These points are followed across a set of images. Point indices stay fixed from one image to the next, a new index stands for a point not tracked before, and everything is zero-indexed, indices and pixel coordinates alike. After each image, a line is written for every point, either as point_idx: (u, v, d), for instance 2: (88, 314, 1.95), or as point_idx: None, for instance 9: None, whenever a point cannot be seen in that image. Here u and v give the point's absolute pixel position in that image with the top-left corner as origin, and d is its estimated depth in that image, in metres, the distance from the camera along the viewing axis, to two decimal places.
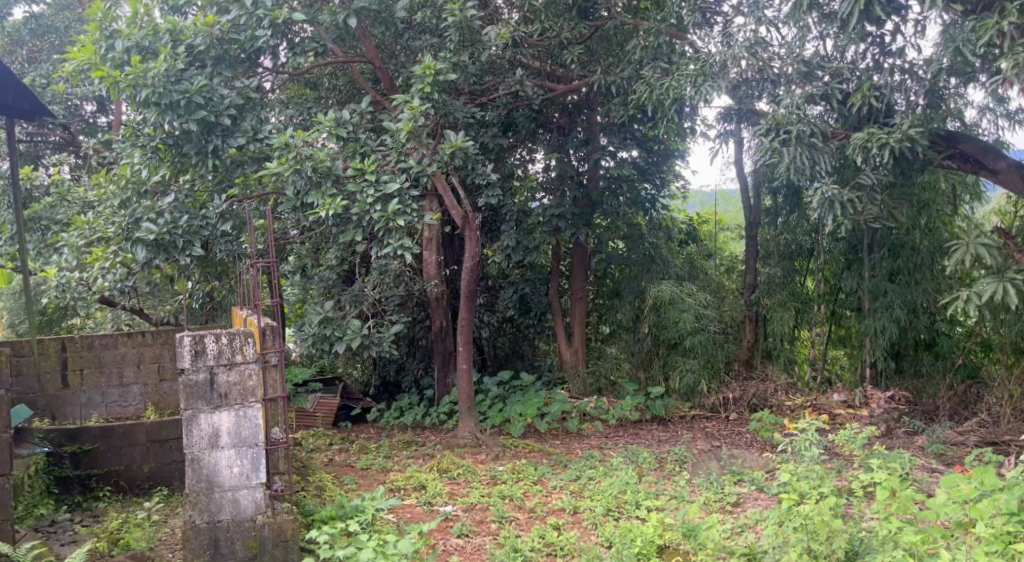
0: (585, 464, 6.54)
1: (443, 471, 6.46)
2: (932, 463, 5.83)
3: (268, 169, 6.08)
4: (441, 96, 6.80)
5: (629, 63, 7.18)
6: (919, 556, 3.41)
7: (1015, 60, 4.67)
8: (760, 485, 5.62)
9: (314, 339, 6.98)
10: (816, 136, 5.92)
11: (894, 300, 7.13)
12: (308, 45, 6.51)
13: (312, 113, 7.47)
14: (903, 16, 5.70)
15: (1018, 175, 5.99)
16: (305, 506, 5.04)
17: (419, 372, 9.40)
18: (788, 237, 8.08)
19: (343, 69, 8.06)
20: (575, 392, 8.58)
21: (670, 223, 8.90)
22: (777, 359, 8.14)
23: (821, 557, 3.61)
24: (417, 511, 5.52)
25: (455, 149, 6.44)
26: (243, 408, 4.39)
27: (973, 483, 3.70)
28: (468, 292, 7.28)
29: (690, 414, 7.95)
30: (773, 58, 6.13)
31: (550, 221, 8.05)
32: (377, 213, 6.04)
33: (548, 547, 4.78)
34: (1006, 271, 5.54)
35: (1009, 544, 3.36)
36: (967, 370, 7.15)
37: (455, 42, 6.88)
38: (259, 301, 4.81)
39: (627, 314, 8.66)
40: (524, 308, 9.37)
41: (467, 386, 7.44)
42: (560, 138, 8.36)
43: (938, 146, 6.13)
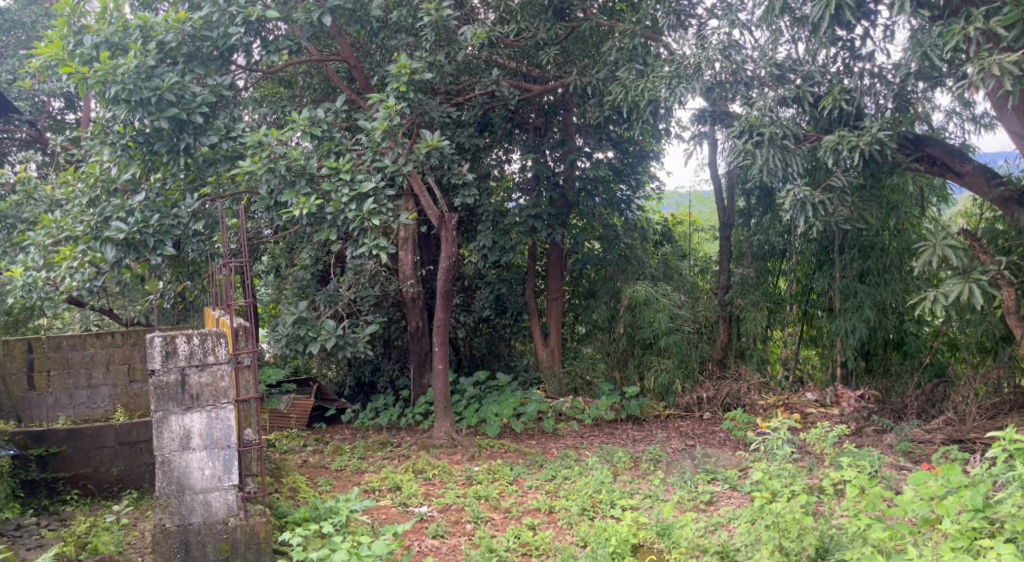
0: (561, 463, 6.55)
1: (418, 471, 6.46)
2: (901, 460, 5.93)
3: (241, 168, 6.02)
4: (417, 96, 6.80)
5: (604, 64, 7.20)
6: (887, 553, 3.48)
7: (981, 65, 4.76)
8: (733, 484, 5.68)
9: (288, 339, 6.91)
10: (789, 138, 6.00)
11: (864, 301, 7.23)
12: (282, 44, 6.44)
13: (286, 111, 7.37)
14: (873, 21, 5.77)
15: (982, 177, 6.14)
16: (279, 508, 5.02)
17: (394, 373, 9.35)
18: (760, 238, 8.18)
19: (318, 67, 8.03)
20: (551, 392, 8.61)
21: (645, 223, 8.92)
22: (751, 359, 8.22)
23: (792, 555, 3.70)
24: (392, 512, 5.53)
25: (431, 149, 6.43)
26: (216, 409, 4.35)
27: (940, 480, 3.77)
28: (444, 292, 7.26)
29: (665, 413, 8.02)
30: (746, 60, 6.22)
31: (526, 221, 8.06)
32: (352, 212, 6.00)
33: (523, 547, 4.78)
34: (972, 272, 5.67)
35: (974, 540, 3.43)
36: (934, 369, 7.29)
37: (432, 42, 6.80)
38: (232, 301, 4.76)
39: (604, 314, 8.76)
40: (500, 308, 9.30)
41: (443, 386, 7.43)
42: (537, 138, 8.36)
43: (906, 148, 6.22)
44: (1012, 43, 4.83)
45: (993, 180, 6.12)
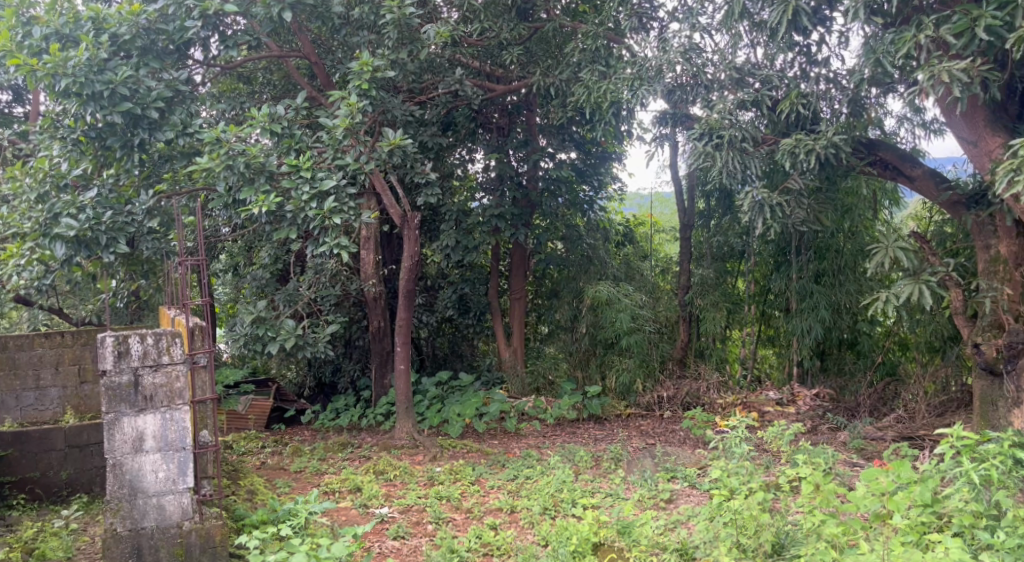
0: (523, 463, 6.56)
1: (379, 472, 6.41)
2: (854, 457, 6.07)
3: (198, 164, 5.89)
4: (379, 93, 6.73)
5: (567, 65, 7.23)
6: (840, 548, 3.58)
7: (932, 72, 4.87)
8: (692, 482, 5.76)
9: (246, 339, 6.82)
10: (748, 141, 6.08)
11: (820, 301, 7.38)
12: (241, 38, 6.38)
13: (245, 108, 7.27)
14: (828, 27, 5.87)
15: (932, 181, 6.27)
16: (236, 511, 4.94)
17: (355, 374, 9.27)
18: (720, 239, 8.28)
19: (278, 64, 7.93)
20: (513, 392, 8.61)
21: (607, 225, 8.96)
22: (709, 358, 8.31)
23: (749, 552, 3.79)
24: (352, 514, 5.48)
25: (393, 147, 6.37)
26: (170, 411, 4.26)
27: (891, 476, 3.89)
28: (406, 291, 7.20)
29: (626, 412, 8.09)
30: (706, 63, 6.28)
31: (489, 221, 8.04)
32: (313, 210, 5.92)
33: (485, 547, 4.78)
34: (922, 273, 5.82)
35: (923, 534, 3.52)
36: (886, 367, 7.48)
37: (394, 39, 6.74)
38: (187, 300, 4.65)
39: (566, 314, 8.82)
40: (463, 308, 9.27)
41: (404, 386, 7.38)
42: (500, 138, 8.35)
43: (860, 152, 6.34)
44: (961, 51, 4.96)
45: (942, 185, 6.24)
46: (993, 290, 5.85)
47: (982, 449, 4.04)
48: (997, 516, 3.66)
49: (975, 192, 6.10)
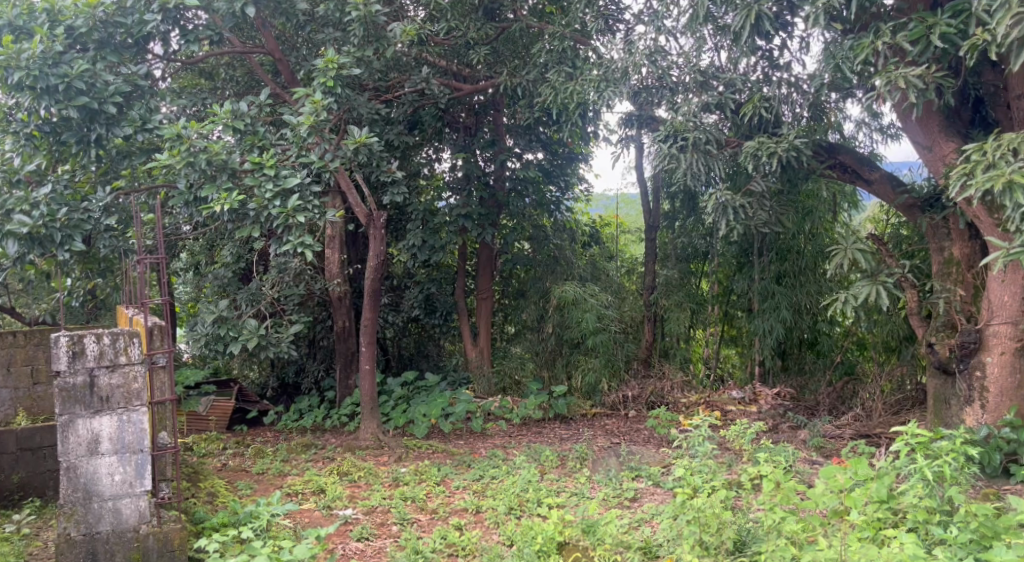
0: (488, 463, 6.55)
1: (342, 473, 6.35)
2: (814, 455, 6.17)
3: (159, 161, 5.80)
4: (345, 91, 6.61)
5: (534, 66, 7.25)
6: (799, 544, 3.65)
7: (888, 77, 4.98)
8: (656, 481, 5.80)
9: (207, 339, 6.71)
10: (712, 143, 6.15)
11: (781, 301, 7.51)
12: (202, 33, 6.27)
13: (206, 104, 7.15)
14: (790, 32, 5.97)
15: (888, 185, 6.42)
16: (195, 513, 4.85)
17: (319, 374, 9.17)
18: (684, 240, 8.36)
19: (241, 59, 7.81)
20: (480, 392, 8.59)
21: (574, 225, 8.99)
22: (673, 358, 8.39)
23: (711, 549, 3.84)
24: (315, 515, 5.41)
25: (359, 145, 6.26)
26: (127, 412, 4.17)
27: (849, 473, 3.96)
28: (372, 290, 7.15)
29: (592, 411, 8.13)
30: (672, 66, 6.32)
31: (456, 221, 8.02)
32: (276, 208, 5.84)
33: (449, 547, 4.77)
34: (879, 274, 5.93)
35: (879, 530, 3.61)
36: (845, 366, 7.64)
37: (360, 36, 6.68)
38: (146, 299, 4.54)
39: (533, 314, 8.85)
40: (429, 308, 9.23)
41: (370, 387, 7.31)
42: (467, 138, 8.33)
43: (820, 156, 6.46)
44: (917, 58, 5.08)
45: (899, 189, 6.40)
46: (946, 291, 5.99)
47: (936, 446, 4.13)
48: (949, 512, 3.73)
49: (930, 195, 6.26)
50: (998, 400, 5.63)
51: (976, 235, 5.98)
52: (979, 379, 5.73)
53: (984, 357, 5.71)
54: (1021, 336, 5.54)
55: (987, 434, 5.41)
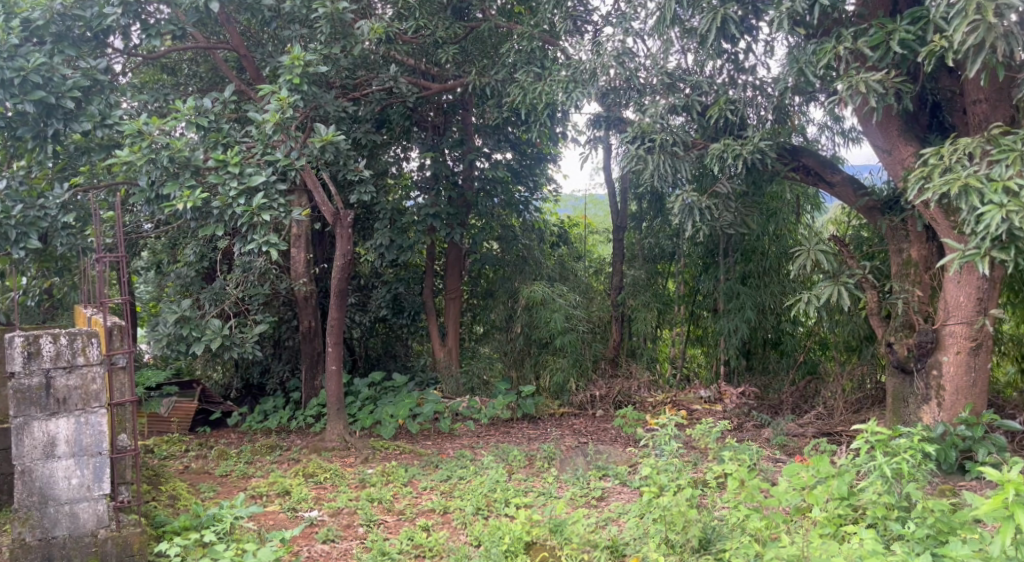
0: (456, 464, 6.54)
1: (308, 475, 6.28)
2: (777, 454, 6.26)
3: (118, 157, 5.67)
4: (312, 89, 6.52)
5: (502, 66, 7.26)
6: (763, 541, 3.72)
7: (850, 82, 5.07)
8: (622, 480, 5.84)
9: (168, 340, 6.56)
10: (678, 145, 6.22)
11: (746, 302, 7.60)
12: (163, 28, 6.17)
13: (169, 100, 7.02)
14: (755, 36, 6.05)
15: (850, 188, 6.55)
16: (155, 517, 4.75)
17: (285, 374, 9.07)
18: (651, 240, 8.43)
19: (205, 55, 7.74)
20: (447, 392, 8.57)
21: (542, 225, 9.00)
22: (640, 357, 8.45)
23: (677, 547, 3.90)
24: (280, 518, 5.34)
25: (326, 143, 6.19)
26: (85, 414, 4.08)
27: (811, 471, 4.02)
28: (339, 290, 7.07)
29: (559, 411, 8.19)
30: (639, 68, 6.36)
31: (424, 220, 7.96)
32: (240, 206, 5.75)
33: (416, 548, 4.74)
34: (841, 275, 6.03)
35: (840, 526, 3.68)
36: (808, 365, 7.75)
37: (327, 34, 6.62)
38: (105, 298, 4.44)
39: (501, 315, 8.86)
40: (397, 308, 9.16)
41: (336, 387, 7.22)
42: (435, 137, 8.29)
43: (784, 159, 6.55)
44: (877, 63, 5.18)
45: (860, 192, 6.52)
46: (905, 292, 6.10)
47: (895, 444, 4.20)
48: (908, 508, 3.80)
49: (890, 198, 6.39)
50: (954, 399, 5.76)
51: (934, 238, 6.12)
52: (936, 379, 5.86)
53: (940, 356, 5.83)
54: (976, 336, 5.67)
55: (943, 431, 5.52)
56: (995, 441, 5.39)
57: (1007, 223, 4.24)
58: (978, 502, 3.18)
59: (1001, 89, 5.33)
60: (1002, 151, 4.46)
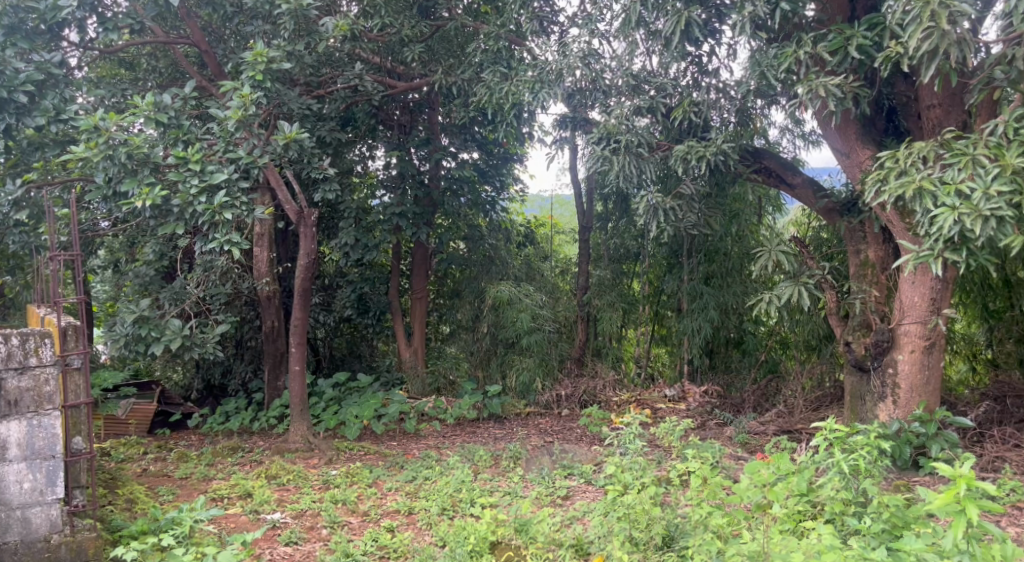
0: (422, 464, 6.52)
1: (271, 477, 6.21)
2: (739, 451, 6.35)
3: (73, 153, 5.53)
4: (275, 86, 6.43)
5: (469, 65, 7.26)
6: (724, 538, 3.76)
7: (810, 86, 5.15)
8: (588, 479, 5.87)
9: (126, 340, 6.40)
10: (643, 146, 6.27)
11: (709, 302, 7.69)
12: (122, 21, 6.09)
13: (127, 95, 6.88)
14: (718, 39, 6.12)
15: (810, 190, 6.66)
16: (112, 521, 4.64)
17: (247, 375, 8.94)
18: (616, 241, 8.48)
19: (165, 50, 7.61)
20: (413, 393, 8.55)
21: (509, 225, 9.02)
22: (606, 356, 8.52)
23: (641, 545, 3.94)
24: (241, 520, 5.27)
25: (289, 141, 6.12)
26: (38, 417, 3.98)
27: (771, 468, 4.07)
28: (303, 290, 6.99)
29: (525, 410, 8.21)
30: (605, 69, 6.39)
31: (389, 219, 7.89)
32: (202, 204, 5.65)
33: (381, 550, 4.71)
34: (801, 275, 6.13)
35: (799, 522, 3.75)
36: (768, 365, 7.88)
37: (291, 30, 6.54)
38: (60, 298, 4.33)
39: (467, 314, 8.87)
40: (362, 308, 9.11)
41: (300, 388, 7.13)
42: (401, 135, 8.22)
43: (746, 160, 6.64)
44: (835, 68, 5.28)
45: (820, 193, 6.64)
46: (863, 292, 6.23)
47: (852, 441, 4.28)
48: (864, 503, 3.88)
49: (848, 200, 6.51)
50: (908, 396, 5.90)
51: (890, 239, 6.26)
52: (892, 377, 6.00)
53: (896, 355, 5.97)
54: (930, 335, 5.82)
55: (898, 428, 5.64)
56: (948, 437, 5.54)
57: (959, 225, 4.35)
58: (931, 497, 3.23)
59: (954, 94, 5.47)
60: (955, 155, 4.59)
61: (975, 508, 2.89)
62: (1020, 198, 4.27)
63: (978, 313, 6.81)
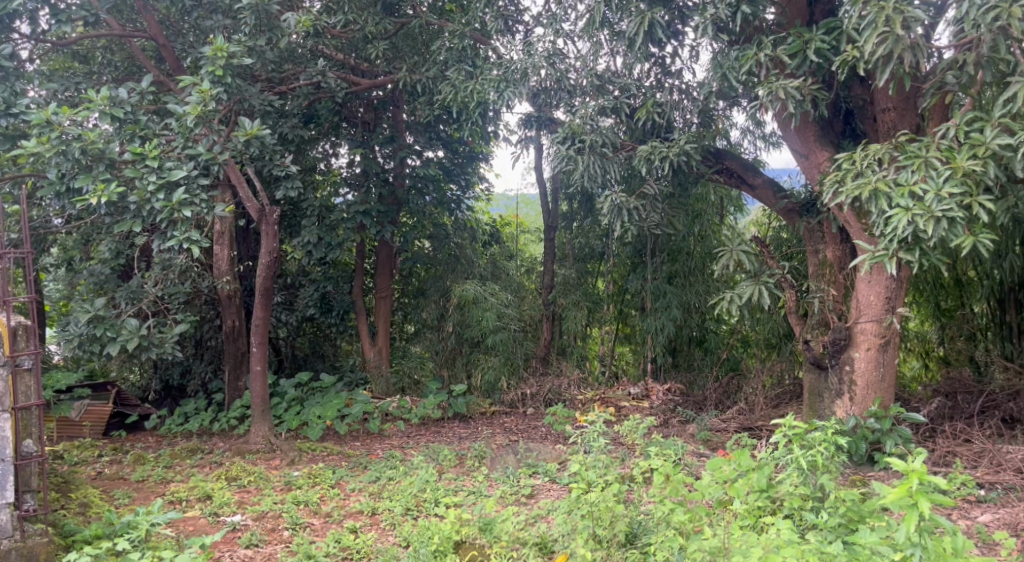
0: (386, 464, 6.48)
1: (231, 478, 6.12)
2: (701, 448, 6.43)
3: (24, 148, 5.38)
4: (236, 81, 6.32)
5: (434, 63, 7.23)
6: (687, 534, 3.80)
7: (770, 88, 5.22)
8: (552, 477, 5.90)
9: (81, 340, 6.25)
10: (608, 146, 6.32)
11: (672, 301, 7.76)
12: (75, 14, 5.95)
13: (81, 88, 6.68)
14: (681, 41, 6.18)
15: (771, 190, 6.77)
16: (65, 526, 4.52)
17: (207, 375, 8.77)
18: (581, 240, 8.54)
19: (120, 43, 7.44)
20: (377, 392, 8.47)
21: (474, 224, 9.00)
22: (571, 355, 8.54)
23: (604, 542, 3.96)
24: (201, 523, 5.18)
25: (251, 138, 6.04)
26: None
27: (732, 465, 4.12)
28: (265, 288, 6.89)
29: (490, 410, 8.20)
30: (570, 69, 6.42)
31: (354, 218, 7.81)
32: (160, 201, 5.54)
33: (344, 551, 4.66)
34: (762, 275, 6.21)
35: (760, 518, 3.81)
36: (730, 363, 7.99)
37: (251, 25, 6.46)
38: (9, 296, 4.19)
39: (432, 313, 8.84)
40: (325, 307, 8.99)
41: (261, 388, 7.04)
42: (365, 132, 8.18)
43: (709, 160, 6.71)
44: (795, 70, 5.36)
45: (780, 194, 6.75)
46: (821, 292, 6.35)
47: (810, 437, 4.36)
48: (822, 498, 3.95)
49: (807, 201, 6.63)
50: (864, 393, 6.01)
51: (847, 239, 6.39)
52: (849, 374, 6.11)
53: (853, 353, 6.08)
54: (885, 333, 5.94)
55: (854, 424, 5.76)
56: (902, 432, 5.66)
57: (912, 226, 4.45)
58: (885, 491, 3.30)
59: (908, 98, 5.61)
60: (908, 158, 4.69)
61: (926, 502, 2.97)
62: (970, 200, 4.41)
63: (930, 311, 7.01)
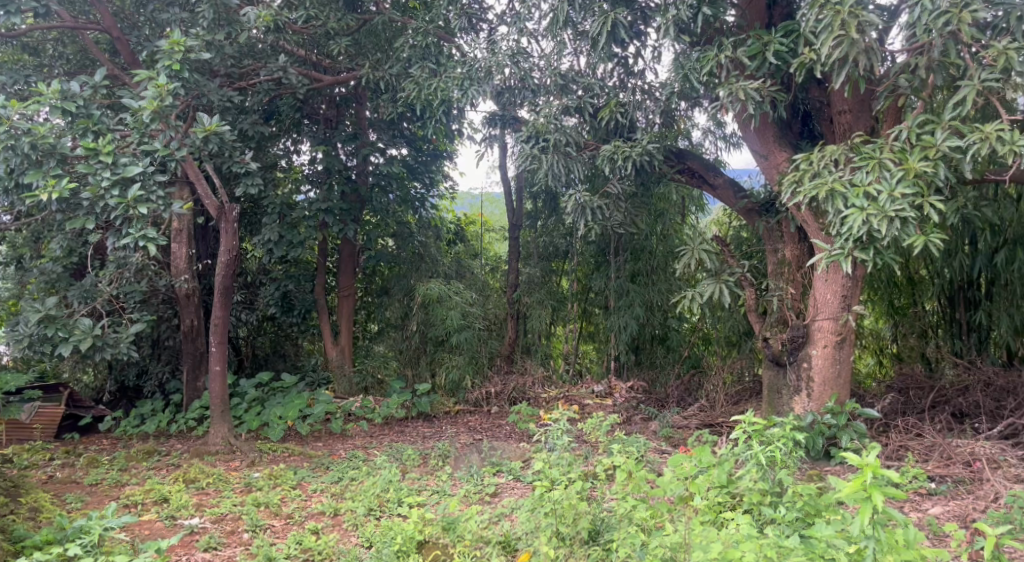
0: (348, 464, 6.42)
1: (189, 480, 6.00)
2: (663, 446, 6.49)
3: None
4: (193, 75, 6.21)
5: (397, 60, 7.18)
6: (648, 530, 3.85)
7: (730, 89, 5.30)
8: (516, 475, 5.91)
9: (31, 341, 6.07)
10: (571, 145, 6.35)
11: (635, 299, 7.85)
12: (24, 4, 5.79)
13: (31, 82, 6.49)
14: (643, 41, 6.24)
15: (731, 190, 6.86)
16: (14, 532, 4.40)
17: (164, 376, 8.58)
18: (546, 239, 8.56)
19: (73, 35, 7.25)
20: (340, 392, 8.40)
21: (438, 222, 8.98)
22: (535, 354, 8.55)
23: (567, 540, 3.97)
24: (157, 527, 5.07)
25: (209, 133, 5.94)
26: None
27: (693, 461, 4.16)
28: (223, 288, 6.73)
29: (454, 409, 8.19)
30: (534, 68, 6.41)
31: (316, 215, 7.73)
32: (114, 198, 5.41)
33: (306, 552, 4.61)
34: (722, 273, 6.30)
35: (719, 513, 3.86)
36: (692, 360, 8.07)
37: (208, 19, 6.41)
38: None
39: (396, 312, 8.76)
40: (287, 306, 8.81)
41: (220, 389, 6.91)
42: (328, 130, 8.11)
43: (671, 160, 6.79)
44: (755, 72, 5.43)
45: (740, 194, 6.85)
46: (779, 290, 6.46)
47: (768, 434, 4.44)
48: (780, 493, 4.02)
49: (766, 201, 6.73)
50: (822, 389, 6.13)
51: (806, 239, 6.51)
52: (807, 371, 6.22)
53: (810, 350, 6.20)
54: (841, 330, 6.06)
55: (812, 420, 5.86)
56: (857, 428, 5.77)
57: (867, 225, 4.55)
58: (841, 485, 3.36)
59: (863, 101, 5.73)
60: (863, 159, 4.78)
61: (880, 496, 3.02)
62: (922, 200, 4.50)
63: (884, 309, 7.19)
